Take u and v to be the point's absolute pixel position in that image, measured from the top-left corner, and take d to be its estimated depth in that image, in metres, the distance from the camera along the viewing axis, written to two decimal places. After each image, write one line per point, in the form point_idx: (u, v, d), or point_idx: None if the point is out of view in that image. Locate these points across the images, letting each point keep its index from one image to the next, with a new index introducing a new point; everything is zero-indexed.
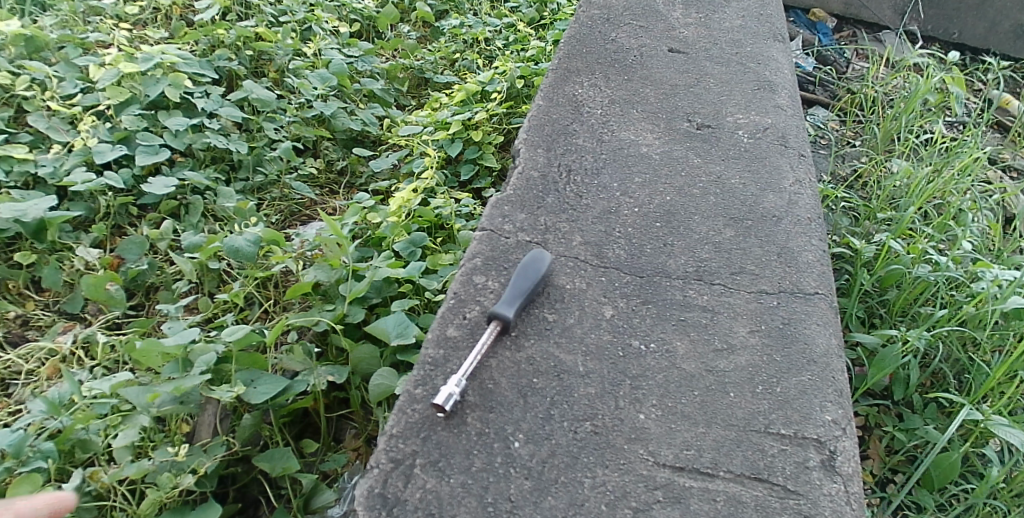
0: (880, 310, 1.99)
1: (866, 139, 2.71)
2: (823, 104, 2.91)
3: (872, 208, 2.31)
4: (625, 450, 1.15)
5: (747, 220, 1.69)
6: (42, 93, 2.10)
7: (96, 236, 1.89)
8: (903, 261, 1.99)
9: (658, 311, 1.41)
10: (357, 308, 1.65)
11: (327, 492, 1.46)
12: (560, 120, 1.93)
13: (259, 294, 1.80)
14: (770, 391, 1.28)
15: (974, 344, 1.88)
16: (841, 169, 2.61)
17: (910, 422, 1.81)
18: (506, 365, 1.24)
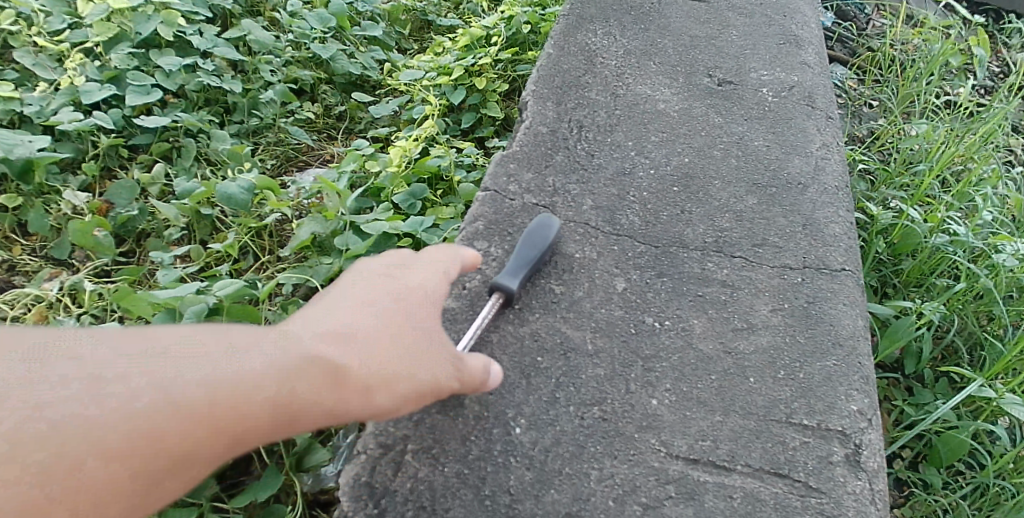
0: (893, 279, 1.87)
1: (883, 99, 2.57)
2: (842, 61, 2.75)
3: (891, 172, 2.19)
4: (635, 439, 1.06)
5: (772, 187, 1.57)
6: (27, 28, 1.97)
7: (85, 179, 1.77)
8: (920, 226, 1.87)
9: (673, 285, 1.30)
10: (355, 264, 1.54)
11: (323, 450, 1.24)
12: (571, 71, 1.79)
13: (254, 244, 1.67)
14: (793, 377, 1.19)
15: (989, 317, 1.79)
16: (857, 130, 2.47)
17: (920, 397, 1.68)
18: (508, 341, 1.15)
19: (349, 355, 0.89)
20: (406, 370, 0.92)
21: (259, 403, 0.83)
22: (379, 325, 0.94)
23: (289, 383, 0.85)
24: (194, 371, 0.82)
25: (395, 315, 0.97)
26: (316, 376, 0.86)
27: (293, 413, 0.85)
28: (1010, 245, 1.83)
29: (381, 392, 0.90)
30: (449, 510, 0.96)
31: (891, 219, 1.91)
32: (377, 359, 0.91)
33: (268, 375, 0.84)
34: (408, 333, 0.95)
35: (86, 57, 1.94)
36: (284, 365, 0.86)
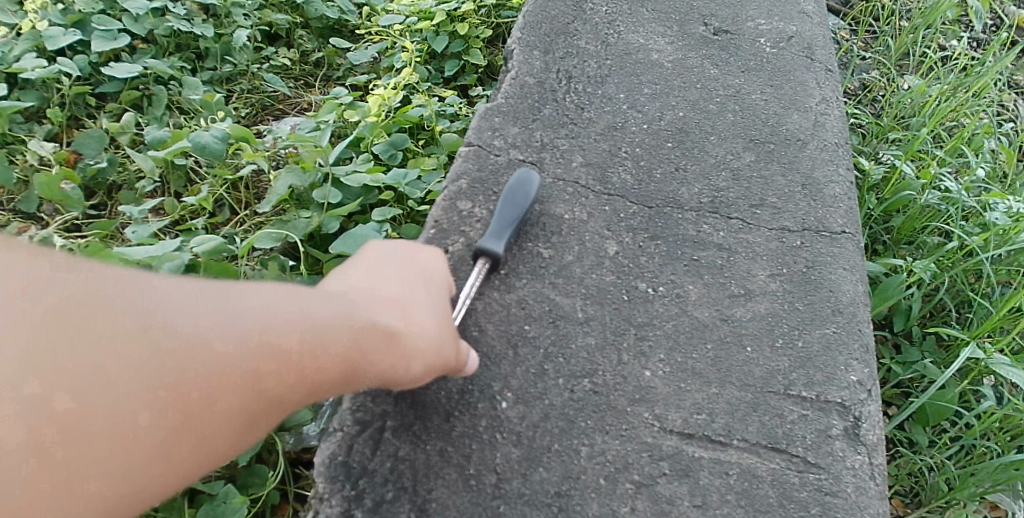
0: (884, 236, 1.82)
1: (878, 50, 2.49)
2: (836, 11, 2.65)
3: (884, 125, 2.12)
4: (628, 413, 1.01)
5: (769, 144, 1.50)
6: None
7: (51, 129, 1.67)
8: (913, 185, 1.81)
9: (668, 248, 1.24)
10: (334, 216, 1.46)
11: (306, 409, 1.17)
12: (560, 17, 1.69)
13: (229, 196, 1.59)
14: (791, 347, 1.14)
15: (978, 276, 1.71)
16: (851, 82, 2.39)
17: (909, 355, 1.63)
18: (494, 309, 1.08)
19: (399, 316, 0.83)
20: (440, 340, 0.87)
21: (329, 353, 0.76)
22: (414, 293, 0.89)
23: (355, 335, 0.78)
24: (262, 315, 0.74)
25: (427, 286, 0.91)
26: (377, 331, 0.80)
27: (355, 368, 0.78)
28: (1003, 203, 1.77)
29: (423, 356, 0.84)
30: (432, 491, 0.90)
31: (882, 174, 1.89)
32: (422, 321, 0.85)
33: (338, 326, 0.78)
34: (439, 305, 0.90)
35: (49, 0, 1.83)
36: (346, 315, 0.79)
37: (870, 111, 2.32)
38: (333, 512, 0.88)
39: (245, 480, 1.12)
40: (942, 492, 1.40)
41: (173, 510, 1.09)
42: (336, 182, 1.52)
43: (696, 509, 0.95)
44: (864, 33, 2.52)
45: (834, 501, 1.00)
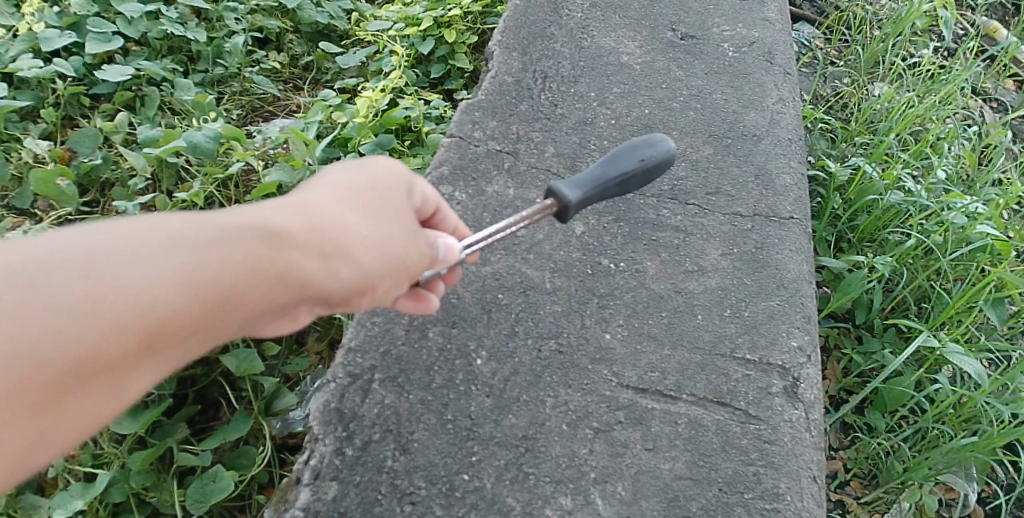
0: (849, 235, 1.98)
1: (851, 59, 2.64)
2: (810, 21, 2.83)
3: (850, 129, 2.27)
4: (589, 370, 1.13)
5: (727, 138, 1.63)
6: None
7: (45, 127, 1.78)
8: (876, 186, 1.95)
9: (630, 230, 1.36)
10: None
11: (290, 396, 1.31)
12: (537, 22, 1.83)
13: (219, 194, 1.70)
14: (738, 316, 1.27)
15: (938, 273, 1.86)
16: (823, 89, 2.55)
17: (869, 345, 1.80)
18: (471, 279, 1.20)
19: (368, 243, 0.82)
20: (408, 263, 0.86)
21: (297, 294, 0.79)
22: (381, 204, 0.86)
23: (324, 276, 0.79)
24: (210, 266, 0.72)
25: (372, 209, 0.85)
26: (345, 267, 0.81)
27: (320, 302, 0.82)
28: (961, 203, 1.90)
29: (390, 282, 0.85)
30: (414, 433, 1.02)
31: (848, 175, 2.03)
32: (390, 246, 0.84)
33: (308, 269, 0.78)
34: (406, 217, 0.87)
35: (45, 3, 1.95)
36: (277, 262, 0.76)
37: (840, 117, 2.46)
38: (326, 450, 0.99)
39: (234, 462, 1.24)
40: (897, 473, 1.55)
41: (164, 489, 1.19)
42: None
43: (648, 452, 1.07)
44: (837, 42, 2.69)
45: (772, 448, 1.12)
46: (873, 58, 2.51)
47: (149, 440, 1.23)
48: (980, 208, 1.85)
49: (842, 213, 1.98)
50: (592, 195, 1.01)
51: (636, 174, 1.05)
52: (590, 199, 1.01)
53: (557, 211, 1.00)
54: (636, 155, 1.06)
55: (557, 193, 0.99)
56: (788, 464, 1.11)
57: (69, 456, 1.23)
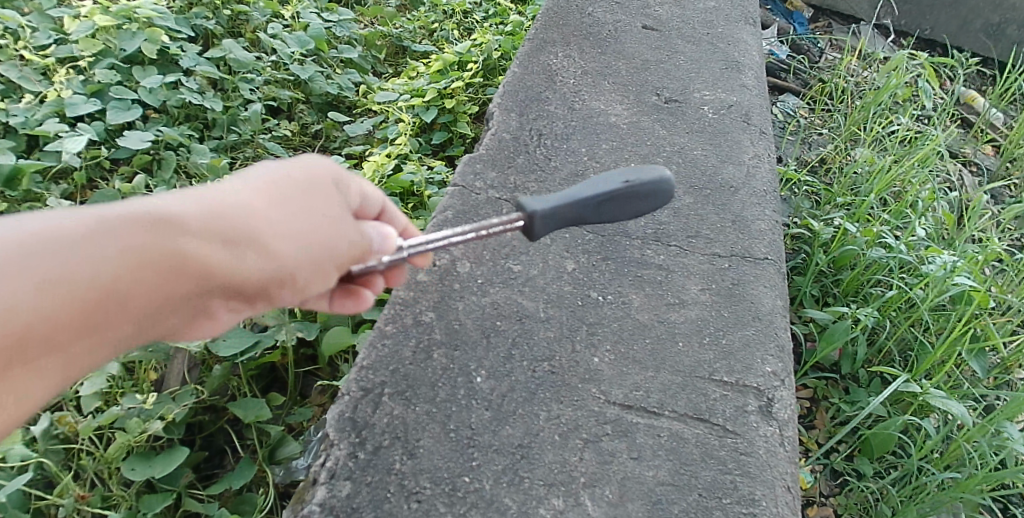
0: (833, 290, 2.10)
1: (834, 127, 2.82)
2: (795, 91, 3.05)
3: (832, 191, 2.39)
4: (579, 388, 1.26)
5: (706, 189, 1.77)
6: (14, 42, 2.17)
7: (67, 188, 1.93)
8: (857, 242, 2.08)
9: (616, 267, 1.49)
10: None
11: (293, 444, 1.46)
12: (533, 87, 2.00)
13: None
14: (716, 343, 1.38)
15: (921, 325, 1.97)
16: (807, 155, 2.72)
17: (857, 395, 1.91)
18: (472, 308, 1.34)
19: (278, 230, 0.85)
20: (324, 252, 0.89)
21: (201, 283, 0.81)
22: (292, 195, 0.89)
23: (229, 263, 0.81)
24: (101, 266, 0.74)
25: (286, 205, 0.87)
26: (252, 252, 0.83)
27: (229, 292, 0.84)
28: (938, 257, 2.02)
29: (308, 271, 0.88)
30: (420, 440, 1.14)
31: (830, 232, 2.15)
32: (301, 233, 0.87)
33: (209, 256, 0.80)
34: (322, 208, 0.90)
35: (72, 72, 2.13)
36: (171, 260, 0.78)
37: (824, 179, 2.61)
38: (341, 453, 1.11)
39: (237, 507, 1.38)
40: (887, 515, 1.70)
41: None
42: None
43: (633, 460, 1.18)
44: (819, 111, 2.88)
45: (748, 459, 1.22)
46: (854, 128, 2.67)
47: (157, 484, 1.37)
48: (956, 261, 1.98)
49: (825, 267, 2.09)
50: (558, 212, 1.05)
51: (620, 195, 1.06)
52: (557, 217, 1.05)
53: (522, 227, 1.04)
54: (622, 177, 1.07)
55: (522, 207, 1.04)
56: (763, 474, 1.21)
57: (79, 497, 1.34)
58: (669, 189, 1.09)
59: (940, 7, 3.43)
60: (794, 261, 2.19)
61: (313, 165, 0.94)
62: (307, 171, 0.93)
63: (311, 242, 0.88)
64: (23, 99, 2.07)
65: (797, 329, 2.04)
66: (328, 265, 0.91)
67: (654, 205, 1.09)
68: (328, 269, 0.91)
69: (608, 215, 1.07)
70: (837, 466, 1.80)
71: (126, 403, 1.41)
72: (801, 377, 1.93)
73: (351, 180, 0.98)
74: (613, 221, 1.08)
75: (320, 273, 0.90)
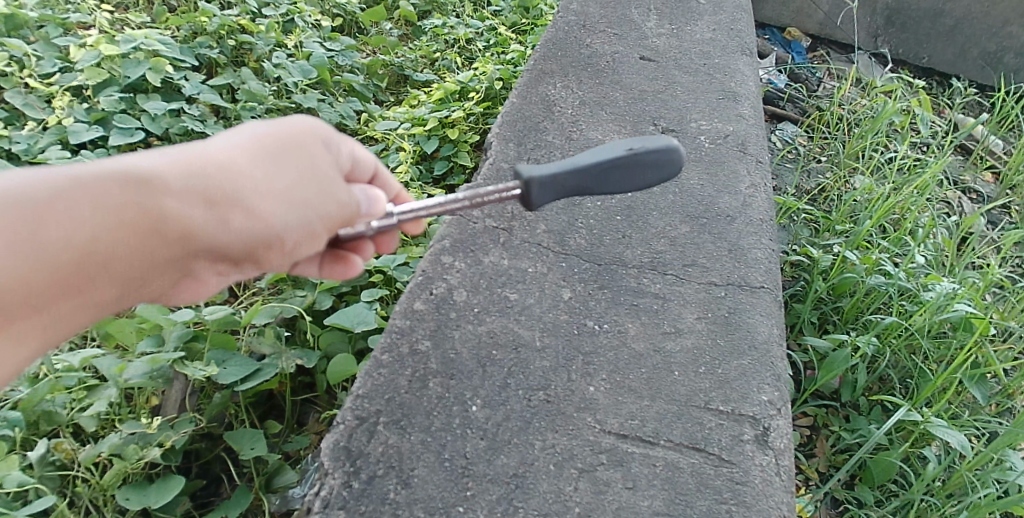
0: (832, 317, 2.10)
1: (831, 154, 2.84)
2: (793, 120, 3.08)
3: (831, 219, 2.39)
4: (574, 417, 1.27)
5: (702, 219, 1.75)
6: (20, 70, 2.21)
7: None
8: (856, 269, 2.08)
9: (613, 295, 1.50)
10: (327, 295, 1.70)
11: (290, 473, 1.46)
12: (532, 117, 2.03)
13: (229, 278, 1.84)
14: (712, 373, 1.39)
15: (921, 353, 1.97)
16: (806, 184, 2.74)
17: (856, 423, 1.91)
18: (468, 337, 1.35)
19: (261, 191, 0.92)
20: (305, 213, 0.96)
21: (185, 241, 0.89)
22: (276, 156, 0.95)
23: (210, 223, 0.89)
24: (91, 227, 0.82)
25: (269, 166, 0.94)
26: (234, 213, 0.91)
27: (212, 250, 0.92)
28: (939, 285, 2.02)
29: (292, 232, 0.96)
30: (414, 469, 1.16)
31: (830, 260, 2.15)
32: (283, 195, 0.94)
33: (192, 217, 0.88)
34: (305, 170, 0.97)
35: (75, 99, 2.16)
36: (157, 221, 0.86)
37: (823, 207, 2.62)
38: (336, 483, 1.13)
39: None
40: None
41: None
42: None
43: (628, 490, 1.19)
44: (818, 139, 2.90)
45: (744, 489, 1.22)
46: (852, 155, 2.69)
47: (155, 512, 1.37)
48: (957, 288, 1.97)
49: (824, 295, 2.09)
50: (560, 181, 1.09)
51: (626, 163, 1.11)
52: (559, 185, 1.10)
53: (522, 196, 1.09)
54: (622, 146, 1.13)
55: (519, 175, 1.10)
56: (760, 503, 1.21)
57: None
58: (675, 159, 1.16)
59: (936, 36, 3.47)
60: (793, 288, 2.19)
61: (297, 125, 1.00)
62: (291, 131, 0.99)
63: (294, 203, 0.95)
64: (26, 126, 2.10)
65: (796, 357, 2.04)
66: (312, 223, 0.98)
67: (659, 175, 1.15)
68: (314, 228, 0.98)
69: (614, 184, 1.12)
70: (837, 495, 1.79)
71: (123, 431, 1.40)
72: (801, 406, 1.93)
73: (338, 142, 1.05)
74: (621, 190, 1.13)
75: (303, 231, 0.97)
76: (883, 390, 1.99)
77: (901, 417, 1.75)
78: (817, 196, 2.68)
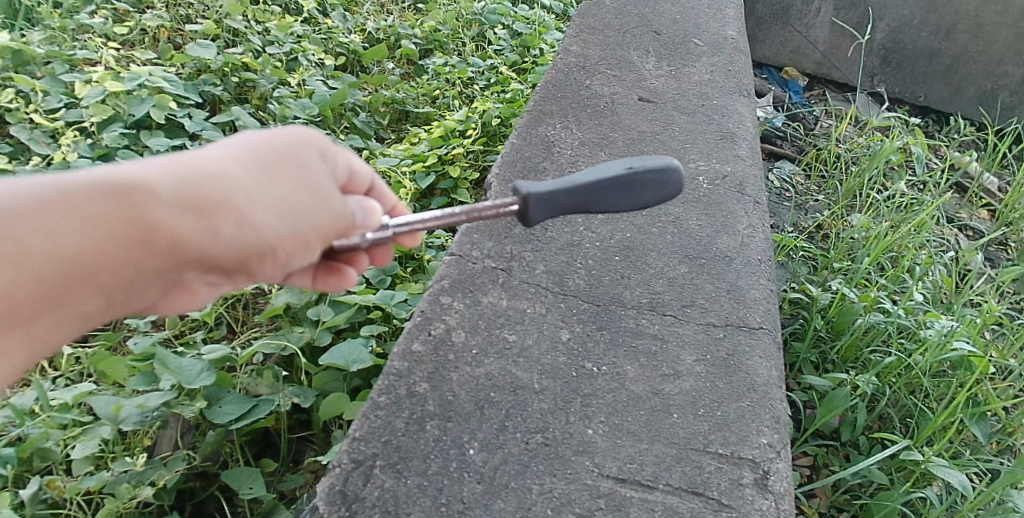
0: (832, 356, 2.08)
1: (829, 193, 2.85)
2: (790, 158, 3.11)
3: (829, 257, 2.40)
4: (572, 461, 1.27)
5: (701, 259, 1.73)
6: (25, 106, 2.23)
7: None
8: (855, 307, 2.07)
9: (611, 337, 1.50)
10: (325, 331, 1.70)
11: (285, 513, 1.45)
12: (531, 158, 2.05)
13: (228, 314, 1.84)
14: (711, 415, 1.38)
15: (921, 392, 1.96)
16: (805, 221, 2.75)
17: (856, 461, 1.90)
18: (466, 379, 1.36)
19: (251, 200, 0.94)
20: (296, 221, 0.98)
21: (174, 250, 0.91)
22: (268, 166, 0.97)
23: (199, 231, 0.91)
24: (77, 238, 0.84)
25: (262, 176, 0.96)
26: (223, 222, 0.92)
27: (202, 259, 0.94)
28: (937, 322, 2.01)
29: (282, 242, 0.98)
30: (411, 514, 1.17)
31: (829, 298, 2.15)
32: (274, 205, 0.96)
33: (180, 225, 0.90)
34: (297, 179, 0.99)
35: (80, 134, 2.19)
36: (144, 231, 0.88)
37: (821, 245, 2.63)
38: None
39: None
40: None
41: None
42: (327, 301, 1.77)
43: None
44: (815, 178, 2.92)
45: None
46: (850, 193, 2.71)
47: None
48: (955, 326, 1.96)
49: (823, 333, 2.08)
50: (554, 198, 1.12)
51: (621, 182, 1.14)
52: (553, 203, 1.12)
53: (518, 212, 1.12)
54: (619, 166, 1.15)
55: (515, 191, 1.12)
56: None
57: None
58: (675, 179, 1.16)
59: (932, 77, 3.50)
60: (792, 327, 2.18)
61: (292, 135, 1.02)
62: (286, 142, 1.00)
63: (287, 213, 0.97)
64: (30, 161, 2.12)
65: (796, 395, 2.03)
66: (304, 234, 0.99)
67: (658, 195, 1.16)
68: (307, 238, 1.00)
69: (609, 201, 1.14)
70: None
71: (116, 468, 1.41)
72: (802, 446, 1.91)
73: (333, 154, 1.06)
74: (616, 208, 1.15)
75: (295, 241, 0.99)
76: (884, 428, 1.98)
77: (902, 457, 1.75)
78: (814, 233, 2.69)
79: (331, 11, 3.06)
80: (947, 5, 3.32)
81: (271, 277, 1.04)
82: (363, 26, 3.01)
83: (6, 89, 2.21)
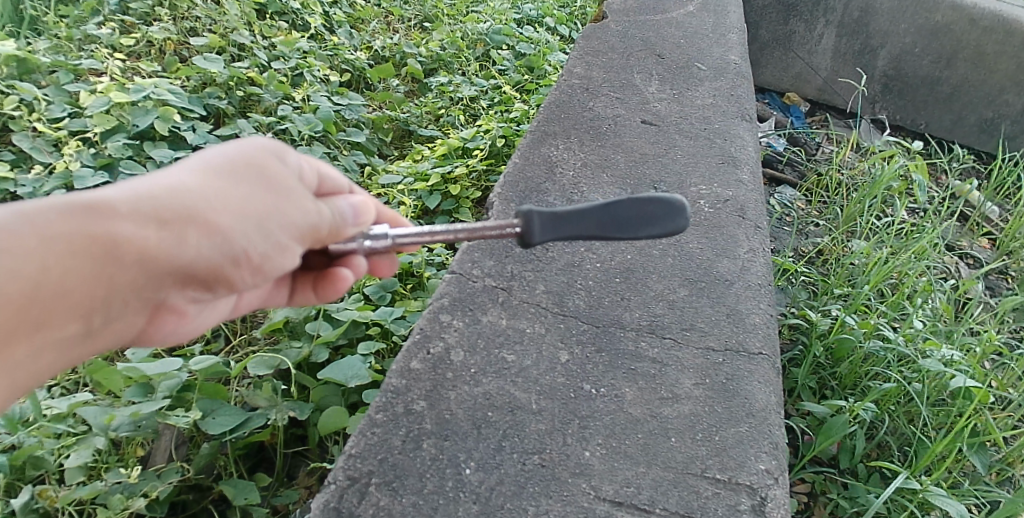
0: (831, 382, 2.07)
1: (829, 218, 2.85)
2: (790, 183, 3.12)
3: (829, 282, 2.39)
4: (569, 483, 1.27)
5: (701, 282, 1.73)
6: (28, 114, 2.23)
7: None
8: (855, 333, 2.06)
9: (610, 359, 1.50)
10: (323, 347, 1.69)
11: None
12: (533, 178, 2.06)
13: (226, 326, 1.83)
14: (709, 439, 1.37)
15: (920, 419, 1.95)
16: (805, 246, 2.75)
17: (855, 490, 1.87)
18: (464, 398, 1.36)
19: (214, 208, 0.96)
20: (265, 224, 1.01)
21: (141, 262, 0.93)
22: (229, 175, 1.00)
23: (166, 242, 0.94)
24: (41, 258, 0.86)
25: (224, 186, 0.98)
26: (188, 230, 0.95)
27: (175, 269, 0.96)
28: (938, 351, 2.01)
29: (251, 246, 1.00)
30: None
31: (828, 324, 2.14)
32: (239, 211, 0.98)
33: (145, 237, 0.92)
34: (259, 184, 1.01)
35: (82, 144, 2.19)
36: (110, 246, 0.90)
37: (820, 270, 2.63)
38: None
39: None
40: None
41: None
42: (325, 317, 1.77)
43: None
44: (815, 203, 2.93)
45: None
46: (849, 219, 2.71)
47: None
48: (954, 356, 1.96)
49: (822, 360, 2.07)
50: (560, 221, 1.12)
51: (626, 208, 1.13)
52: (558, 223, 1.12)
53: (520, 233, 1.11)
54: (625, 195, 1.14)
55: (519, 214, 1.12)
56: None
57: None
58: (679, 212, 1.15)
59: (933, 104, 3.52)
60: (790, 352, 2.18)
61: (247, 142, 1.05)
62: (243, 150, 1.03)
63: (251, 217, 0.99)
64: (32, 169, 2.12)
65: (794, 421, 2.02)
66: (271, 236, 1.02)
67: (666, 223, 1.13)
68: (276, 240, 1.02)
69: (616, 225, 1.13)
70: None
71: (109, 479, 1.41)
72: (798, 470, 1.89)
73: (294, 156, 1.09)
74: (633, 235, 1.13)
75: (265, 245, 1.02)
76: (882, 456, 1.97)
77: (901, 485, 1.74)
78: (814, 258, 2.69)
79: (337, 28, 3.08)
80: (949, 35, 3.33)
81: (244, 284, 1.06)
82: (369, 43, 3.04)
83: (8, 97, 2.21)
